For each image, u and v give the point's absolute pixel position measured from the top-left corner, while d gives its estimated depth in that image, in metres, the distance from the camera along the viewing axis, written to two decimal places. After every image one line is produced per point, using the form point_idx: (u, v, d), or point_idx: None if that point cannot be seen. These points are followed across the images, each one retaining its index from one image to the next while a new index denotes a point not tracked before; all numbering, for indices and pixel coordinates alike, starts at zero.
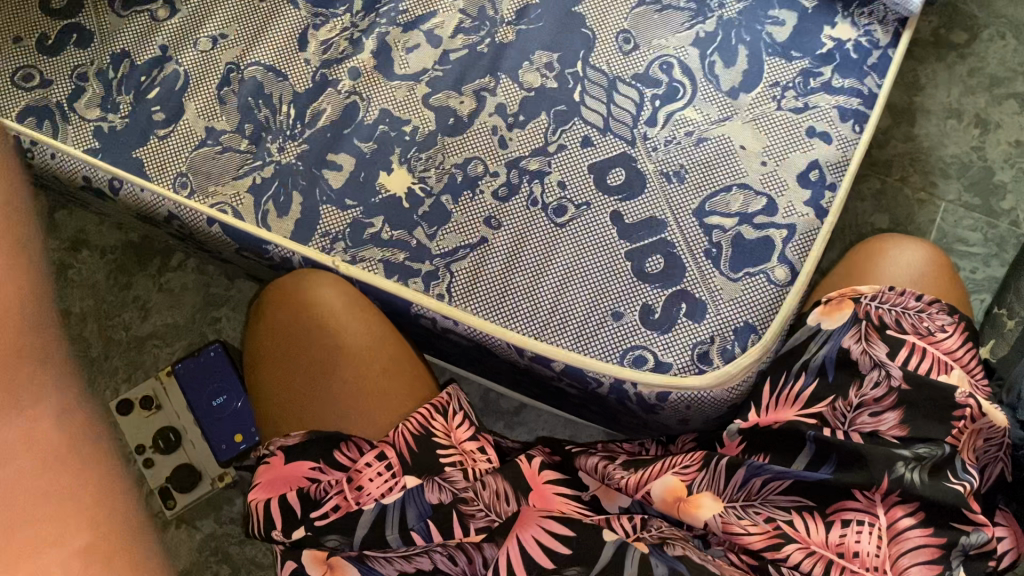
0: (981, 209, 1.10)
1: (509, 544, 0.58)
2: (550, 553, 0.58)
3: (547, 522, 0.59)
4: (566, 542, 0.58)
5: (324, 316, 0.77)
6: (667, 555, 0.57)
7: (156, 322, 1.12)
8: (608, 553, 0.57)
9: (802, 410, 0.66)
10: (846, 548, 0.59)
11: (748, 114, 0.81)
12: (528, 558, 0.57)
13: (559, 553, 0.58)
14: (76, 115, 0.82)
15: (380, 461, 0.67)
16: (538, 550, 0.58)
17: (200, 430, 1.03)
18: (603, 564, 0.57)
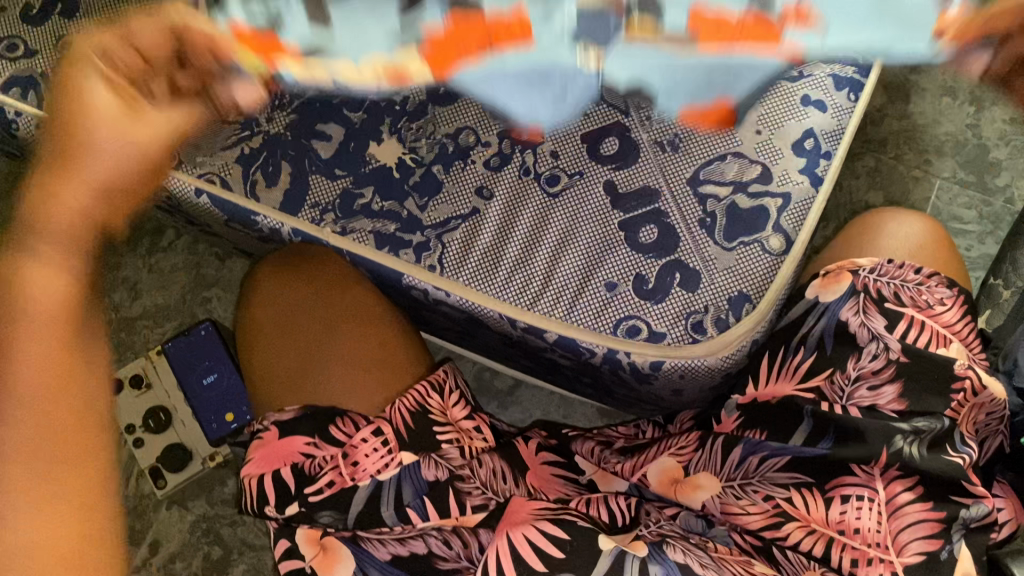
0: (975, 186, 1.09)
1: (498, 539, 0.57)
2: (542, 556, 0.56)
3: (539, 522, 0.58)
4: (559, 546, 0.56)
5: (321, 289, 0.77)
6: (668, 564, 0.55)
7: (146, 301, 1.10)
8: (604, 563, 0.56)
9: (800, 384, 0.66)
10: (846, 526, 0.58)
11: None
12: (520, 561, 0.55)
13: (549, 553, 0.56)
14: None
15: (377, 436, 0.65)
16: (530, 552, 0.56)
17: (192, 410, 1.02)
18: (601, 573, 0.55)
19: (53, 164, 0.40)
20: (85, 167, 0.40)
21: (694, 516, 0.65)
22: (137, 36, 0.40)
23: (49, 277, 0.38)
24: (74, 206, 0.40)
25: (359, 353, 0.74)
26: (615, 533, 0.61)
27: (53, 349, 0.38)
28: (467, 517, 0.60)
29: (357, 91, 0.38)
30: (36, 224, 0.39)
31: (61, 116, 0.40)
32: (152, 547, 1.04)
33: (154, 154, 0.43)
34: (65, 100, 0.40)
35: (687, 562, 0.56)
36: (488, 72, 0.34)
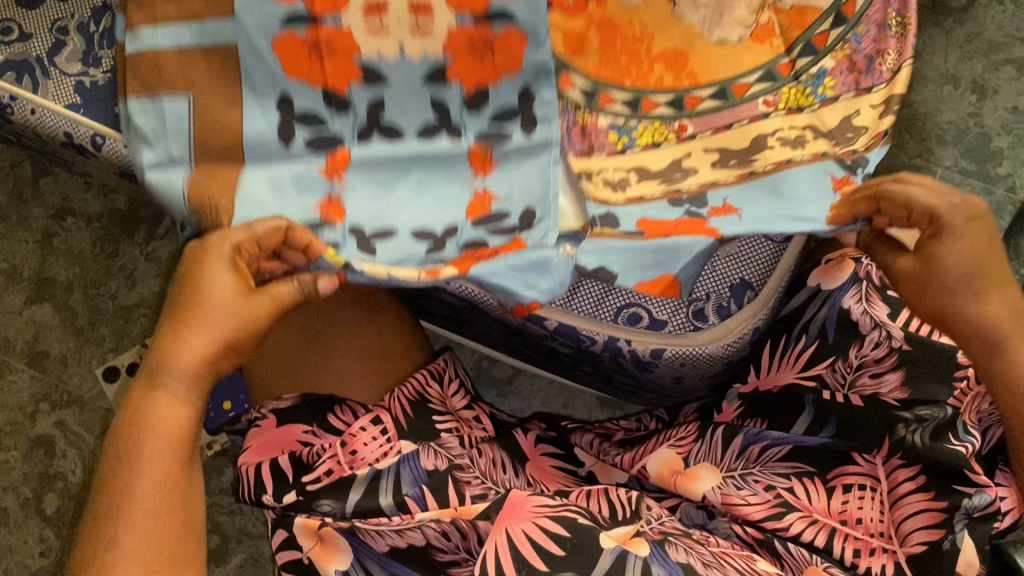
0: (978, 175, 1.07)
1: (497, 533, 0.54)
2: (542, 554, 0.53)
3: (537, 517, 0.55)
4: (560, 543, 0.53)
5: None
6: (671, 564, 0.53)
7: (143, 290, 1.09)
8: (606, 560, 0.53)
9: (802, 372, 0.66)
10: (849, 516, 0.59)
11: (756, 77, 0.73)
12: (518, 557, 0.53)
13: (552, 552, 0.53)
14: (56, 69, 0.75)
15: (375, 425, 0.64)
16: (530, 548, 0.53)
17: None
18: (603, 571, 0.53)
19: (168, 329, 0.56)
20: (203, 321, 0.55)
21: (695, 508, 0.64)
22: (252, 232, 0.56)
23: (171, 407, 0.55)
24: (189, 354, 0.55)
25: (354, 343, 0.74)
26: (615, 526, 0.57)
27: (162, 471, 0.53)
28: (466, 505, 0.59)
29: (403, 281, 0.60)
30: (163, 369, 0.55)
31: (183, 295, 0.57)
32: None
33: (248, 322, 0.57)
34: (193, 284, 0.56)
35: (690, 562, 0.53)
36: (493, 265, 0.61)
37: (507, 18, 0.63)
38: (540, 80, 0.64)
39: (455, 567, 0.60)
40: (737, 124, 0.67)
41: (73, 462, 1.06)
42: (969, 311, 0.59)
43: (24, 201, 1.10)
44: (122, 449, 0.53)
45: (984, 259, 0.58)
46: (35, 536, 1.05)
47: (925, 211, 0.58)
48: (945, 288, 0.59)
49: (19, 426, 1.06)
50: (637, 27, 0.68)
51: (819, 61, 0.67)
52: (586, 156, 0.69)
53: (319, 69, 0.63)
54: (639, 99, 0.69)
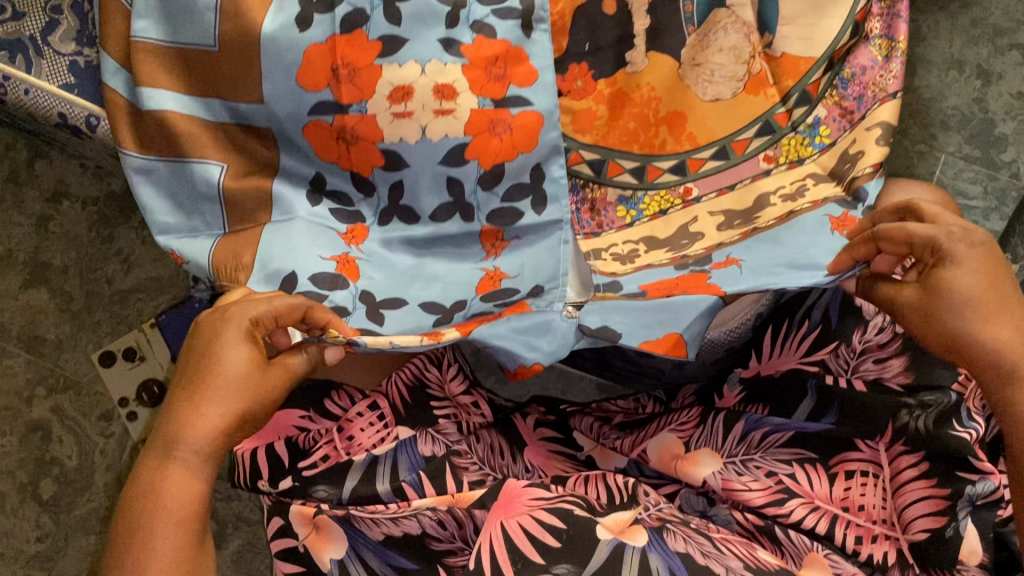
0: (982, 161, 1.06)
1: (491, 526, 0.54)
2: (538, 545, 0.52)
3: (533, 509, 0.54)
4: (556, 534, 0.53)
5: None
6: (666, 549, 0.52)
7: (140, 275, 1.09)
8: (603, 551, 0.52)
9: (805, 358, 0.65)
10: (852, 502, 0.58)
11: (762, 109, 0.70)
12: (512, 547, 0.52)
13: (549, 545, 0.52)
14: (49, 49, 0.74)
15: (372, 410, 0.64)
16: (525, 540, 0.53)
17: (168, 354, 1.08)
18: (598, 563, 0.51)
19: (179, 401, 0.54)
20: (217, 392, 0.54)
21: (696, 494, 0.63)
22: (264, 308, 0.56)
23: (183, 478, 0.52)
24: (203, 425, 0.53)
25: None
26: (611, 513, 0.57)
27: (177, 541, 0.50)
28: (465, 492, 0.58)
29: (406, 347, 0.61)
30: (176, 438, 0.53)
31: (195, 365, 0.55)
32: None
33: (264, 390, 0.55)
34: (207, 358, 0.55)
35: (688, 552, 0.52)
36: (499, 328, 0.66)
37: (522, 102, 0.66)
38: (551, 159, 0.69)
39: (452, 556, 0.57)
40: (740, 184, 0.70)
41: (70, 447, 1.06)
42: (975, 337, 0.54)
43: (19, 183, 1.06)
44: (132, 524, 0.51)
45: (987, 284, 0.55)
46: (31, 521, 1.04)
47: (926, 241, 0.56)
48: (947, 316, 0.55)
49: (17, 411, 1.05)
50: (646, 92, 0.70)
51: (813, 111, 0.69)
52: (594, 235, 0.73)
53: (344, 153, 0.66)
54: (644, 167, 0.72)
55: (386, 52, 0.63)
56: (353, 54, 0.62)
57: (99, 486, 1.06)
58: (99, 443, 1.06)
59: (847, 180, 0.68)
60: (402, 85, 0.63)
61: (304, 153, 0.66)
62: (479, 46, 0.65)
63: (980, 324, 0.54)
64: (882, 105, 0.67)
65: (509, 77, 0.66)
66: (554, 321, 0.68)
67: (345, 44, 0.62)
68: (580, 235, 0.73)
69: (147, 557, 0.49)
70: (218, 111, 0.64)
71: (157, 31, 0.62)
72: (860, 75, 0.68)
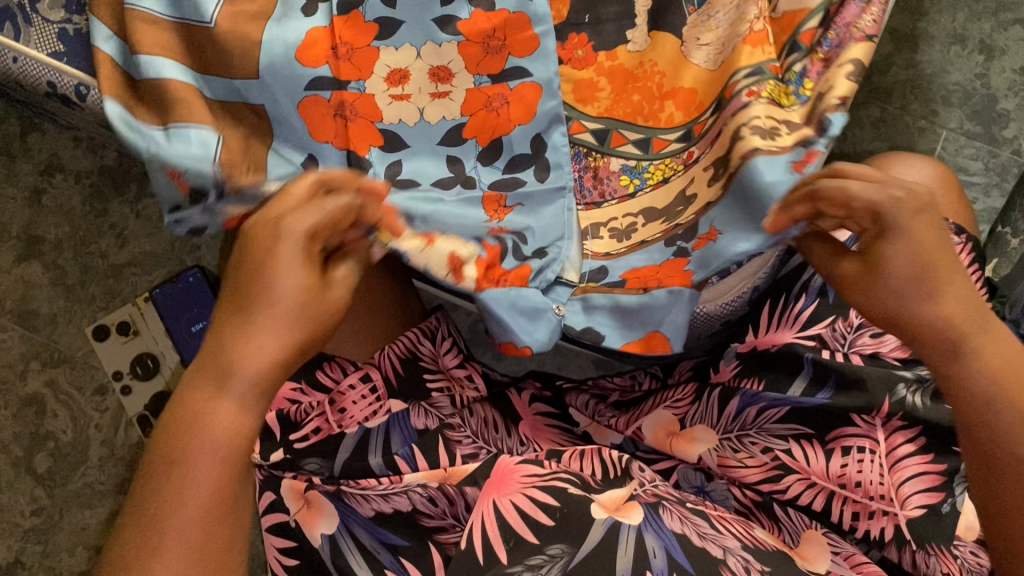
0: (984, 137, 1.05)
1: (483, 505, 0.53)
2: (531, 525, 0.52)
3: (525, 487, 0.54)
4: (549, 513, 0.52)
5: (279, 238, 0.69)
6: (665, 531, 0.51)
7: (134, 249, 1.07)
8: (597, 532, 0.51)
9: (801, 332, 0.64)
10: (848, 479, 0.57)
11: None
12: (506, 527, 0.52)
13: (541, 522, 0.52)
14: (37, 17, 0.73)
15: (365, 382, 0.63)
16: (518, 519, 0.52)
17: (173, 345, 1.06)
18: (593, 543, 0.51)
19: (229, 324, 0.45)
20: (274, 315, 0.45)
21: (693, 470, 0.63)
22: (316, 213, 0.46)
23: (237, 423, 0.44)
24: (260, 354, 0.44)
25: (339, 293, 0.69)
26: (607, 490, 0.56)
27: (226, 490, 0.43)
28: (458, 467, 0.58)
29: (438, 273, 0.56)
30: (230, 369, 0.44)
31: (245, 281, 0.45)
32: None
33: (325, 318, 0.47)
34: (262, 270, 0.45)
35: (685, 532, 0.52)
36: (503, 293, 0.61)
37: (521, 73, 0.66)
38: (551, 127, 0.67)
39: (443, 533, 0.56)
40: (726, 127, 0.61)
41: (65, 422, 1.05)
42: (925, 326, 0.49)
43: (12, 157, 1.06)
44: (169, 460, 0.42)
45: (931, 258, 0.48)
46: (26, 495, 1.04)
47: (866, 207, 0.48)
48: (898, 296, 0.50)
49: (11, 385, 1.05)
50: (648, 67, 0.69)
51: (803, 59, 0.61)
52: (596, 206, 0.72)
53: (342, 130, 0.64)
54: (649, 139, 0.69)
55: (384, 32, 0.66)
56: (351, 33, 0.65)
57: (92, 460, 1.04)
58: (94, 418, 1.05)
59: (815, 113, 0.57)
60: (398, 68, 0.66)
61: (298, 134, 0.64)
62: (476, 20, 0.65)
63: (929, 306, 0.49)
64: (856, 45, 0.58)
65: (508, 48, 0.66)
66: (546, 312, 0.64)
67: (343, 25, 0.65)
68: (580, 206, 0.72)
69: (183, 503, 0.42)
70: (217, 88, 0.63)
71: (160, 6, 0.62)
72: (840, 25, 0.60)
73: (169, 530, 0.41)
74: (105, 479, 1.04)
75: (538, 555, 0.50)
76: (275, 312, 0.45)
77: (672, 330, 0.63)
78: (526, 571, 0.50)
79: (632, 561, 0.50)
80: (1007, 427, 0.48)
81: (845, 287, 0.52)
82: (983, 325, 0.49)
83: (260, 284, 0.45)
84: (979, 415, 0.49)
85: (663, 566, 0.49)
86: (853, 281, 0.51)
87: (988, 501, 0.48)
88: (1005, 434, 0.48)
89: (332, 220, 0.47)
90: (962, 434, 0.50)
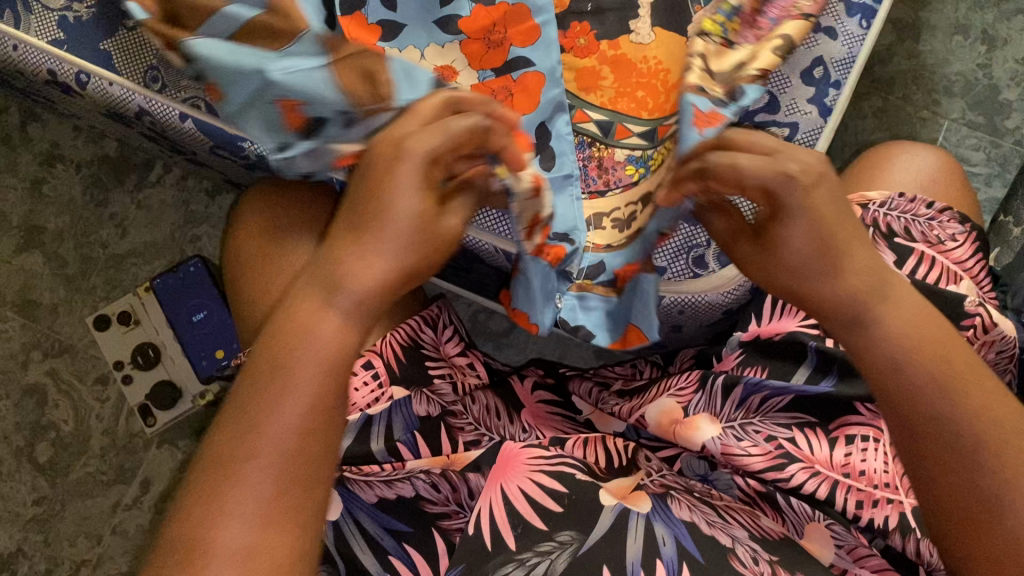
0: (985, 128, 1.04)
1: (492, 493, 0.53)
2: (540, 512, 0.52)
3: (531, 473, 0.54)
4: (557, 499, 0.52)
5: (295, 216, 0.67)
6: (673, 518, 0.51)
7: (134, 239, 1.07)
8: (608, 519, 0.51)
9: (804, 321, 0.63)
10: (852, 468, 0.56)
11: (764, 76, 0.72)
12: (513, 513, 0.52)
13: (550, 508, 0.52)
14: (38, 4, 0.73)
15: (367, 370, 0.62)
16: (526, 505, 0.52)
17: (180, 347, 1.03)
18: (602, 531, 0.51)
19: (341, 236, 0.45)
20: (382, 238, 0.44)
21: (697, 458, 0.62)
22: (440, 134, 0.45)
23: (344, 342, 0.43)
24: (369, 273, 0.44)
25: None
26: (613, 478, 0.56)
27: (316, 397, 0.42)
28: (460, 454, 0.59)
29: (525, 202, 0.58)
30: (343, 282, 0.43)
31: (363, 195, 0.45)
32: (143, 485, 1.03)
33: (437, 245, 0.46)
34: (375, 187, 0.44)
35: (694, 520, 0.52)
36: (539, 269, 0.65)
37: (525, 64, 0.67)
38: (556, 116, 0.67)
39: (446, 519, 0.56)
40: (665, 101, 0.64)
41: (66, 412, 1.05)
42: (827, 303, 0.48)
43: (13, 147, 1.07)
44: (274, 362, 0.42)
45: (832, 230, 0.46)
46: (27, 485, 1.04)
47: (758, 185, 0.47)
48: (800, 273, 0.48)
49: (12, 375, 1.05)
50: (652, 63, 0.69)
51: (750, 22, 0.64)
52: (601, 194, 0.69)
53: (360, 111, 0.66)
54: (654, 128, 0.68)
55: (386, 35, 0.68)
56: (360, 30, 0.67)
57: (94, 450, 1.04)
58: (94, 408, 1.05)
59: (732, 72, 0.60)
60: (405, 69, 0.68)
61: None
62: (475, 18, 0.67)
63: (829, 282, 0.47)
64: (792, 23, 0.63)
65: (510, 39, 0.67)
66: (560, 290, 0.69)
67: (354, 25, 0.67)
68: (584, 195, 0.70)
69: (277, 413, 0.41)
70: None
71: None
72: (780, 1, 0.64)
73: (265, 435, 0.41)
74: (106, 468, 1.04)
75: (547, 542, 0.50)
76: (387, 235, 0.44)
77: (645, 318, 0.67)
78: (536, 557, 0.50)
79: (641, 548, 0.50)
80: (923, 398, 0.46)
81: (749, 262, 0.51)
82: (885, 292, 0.47)
83: (371, 208, 0.44)
84: (888, 383, 0.47)
85: (673, 554, 0.49)
86: (761, 257, 0.50)
87: (917, 478, 0.46)
88: (921, 404, 0.46)
89: (454, 145, 0.46)
90: (881, 409, 0.47)
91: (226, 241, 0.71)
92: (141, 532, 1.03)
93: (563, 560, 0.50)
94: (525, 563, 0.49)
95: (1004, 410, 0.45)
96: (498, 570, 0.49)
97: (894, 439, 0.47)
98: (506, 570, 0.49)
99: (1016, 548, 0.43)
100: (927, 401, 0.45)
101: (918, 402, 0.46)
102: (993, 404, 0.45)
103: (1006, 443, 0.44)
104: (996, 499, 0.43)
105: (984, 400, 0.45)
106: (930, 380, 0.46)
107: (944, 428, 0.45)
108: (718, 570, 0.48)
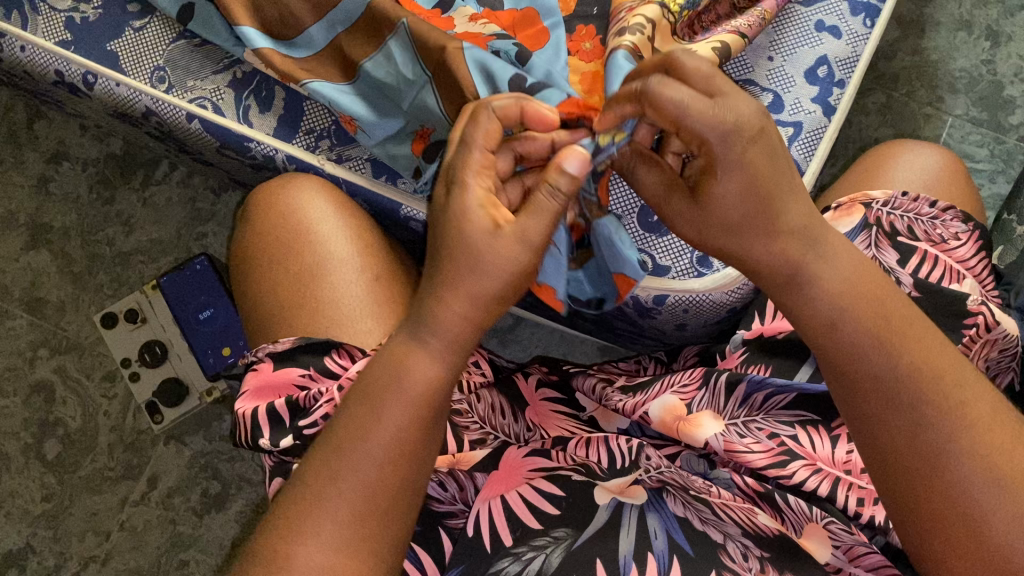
0: (989, 124, 1.04)
1: (491, 498, 0.53)
2: (536, 512, 0.52)
3: (533, 479, 0.55)
4: (554, 502, 0.53)
5: (300, 219, 0.68)
6: (667, 515, 0.52)
7: (140, 236, 1.08)
8: (602, 515, 0.52)
9: None
10: (855, 465, 0.55)
11: (766, 72, 0.72)
12: (513, 516, 0.52)
13: (546, 511, 0.52)
14: (45, 5, 0.75)
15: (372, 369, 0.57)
16: (525, 509, 0.52)
17: (186, 344, 1.01)
18: (597, 525, 0.51)
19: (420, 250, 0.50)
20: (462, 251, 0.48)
21: (697, 457, 0.61)
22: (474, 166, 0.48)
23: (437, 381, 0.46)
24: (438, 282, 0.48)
25: (358, 245, 0.68)
26: (612, 478, 0.56)
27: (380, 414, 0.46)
28: (465, 453, 0.58)
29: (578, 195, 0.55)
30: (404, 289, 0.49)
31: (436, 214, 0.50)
32: (150, 481, 1.04)
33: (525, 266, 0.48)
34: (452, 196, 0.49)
35: (687, 516, 0.52)
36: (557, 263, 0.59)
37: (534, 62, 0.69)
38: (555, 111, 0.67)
39: (452, 518, 0.56)
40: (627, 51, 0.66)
41: (74, 409, 1.05)
42: (765, 274, 0.48)
43: (19, 145, 1.09)
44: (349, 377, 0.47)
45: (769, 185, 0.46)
46: (36, 481, 1.05)
47: (694, 131, 0.45)
48: (748, 228, 0.47)
49: (20, 372, 1.06)
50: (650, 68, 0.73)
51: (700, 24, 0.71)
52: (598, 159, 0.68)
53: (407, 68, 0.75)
54: None
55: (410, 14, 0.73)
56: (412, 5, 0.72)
57: (102, 446, 1.05)
58: (102, 405, 1.05)
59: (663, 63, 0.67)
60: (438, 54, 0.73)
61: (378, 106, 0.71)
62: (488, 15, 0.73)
63: (767, 244, 0.47)
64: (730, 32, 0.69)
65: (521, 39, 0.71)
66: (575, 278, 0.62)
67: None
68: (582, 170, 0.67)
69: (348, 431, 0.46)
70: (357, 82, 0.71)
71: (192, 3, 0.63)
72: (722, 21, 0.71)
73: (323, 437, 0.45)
74: (114, 464, 1.04)
75: (543, 537, 0.51)
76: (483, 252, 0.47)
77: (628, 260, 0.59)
78: (531, 551, 0.50)
79: (634, 541, 0.50)
80: (860, 352, 0.46)
81: (682, 218, 0.50)
82: (819, 249, 0.47)
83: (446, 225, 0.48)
84: (824, 341, 0.47)
85: (664, 548, 0.50)
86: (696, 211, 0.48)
87: (860, 433, 0.46)
88: (860, 360, 0.46)
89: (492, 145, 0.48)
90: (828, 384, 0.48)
91: (232, 241, 0.72)
92: (149, 529, 1.03)
93: (558, 555, 0.50)
94: (520, 557, 0.50)
95: (947, 363, 0.45)
96: (494, 565, 0.50)
97: (835, 398, 0.48)
98: (503, 564, 0.50)
99: (948, 491, 0.43)
100: (862, 356, 0.46)
101: (854, 357, 0.46)
102: (933, 356, 0.45)
103: (947, 397, 0.44)
104: (938, 450, 0.44)
105: (922, 353, 0.45)
106: (869, 334, 0.46)
107: (883, 382, 0.45)
108: (707, 564, 0.49)
